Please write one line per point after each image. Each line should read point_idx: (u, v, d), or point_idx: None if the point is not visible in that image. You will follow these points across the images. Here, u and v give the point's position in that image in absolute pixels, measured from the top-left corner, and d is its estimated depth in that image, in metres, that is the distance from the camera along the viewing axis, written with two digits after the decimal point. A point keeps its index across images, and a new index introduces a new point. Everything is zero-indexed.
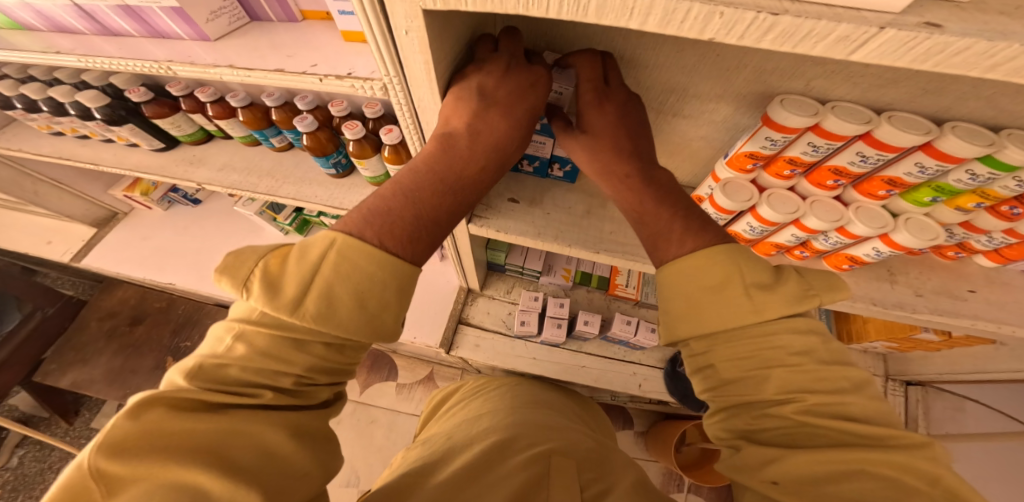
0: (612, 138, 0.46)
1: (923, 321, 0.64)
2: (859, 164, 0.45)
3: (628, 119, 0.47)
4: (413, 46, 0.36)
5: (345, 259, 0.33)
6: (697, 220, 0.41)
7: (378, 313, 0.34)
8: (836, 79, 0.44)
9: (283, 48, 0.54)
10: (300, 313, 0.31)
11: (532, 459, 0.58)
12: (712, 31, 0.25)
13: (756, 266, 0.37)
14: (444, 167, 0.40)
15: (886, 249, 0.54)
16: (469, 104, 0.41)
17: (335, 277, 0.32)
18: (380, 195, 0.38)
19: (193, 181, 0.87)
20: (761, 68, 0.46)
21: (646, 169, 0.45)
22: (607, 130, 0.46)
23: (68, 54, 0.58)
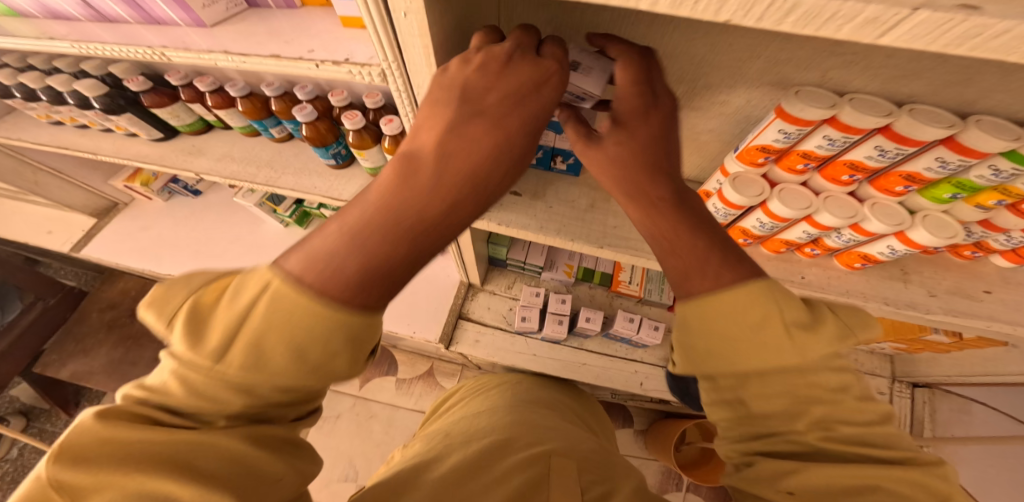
0: (629, 149, 0.37)
1: (936, 321, 0.62)
2: (876, 158, 0.43)
3: (668, 138, 0.38)
4: (412, 29, 0.35)
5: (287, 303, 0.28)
6: (733, 252, 0.34)
7: (327, 362, 0.30)
8: (854, 70, 0.42)
9: (280, 34, 0.52)
10: (228, 362, 0.28)
11: (532, 459, 0.57)
12: (729, 13, 0.23)
13: (798, 303, 0.33)
14: (403, 194, 0.31)
15: (901, 247, 0.52)
16: (448, 115, 0.33)
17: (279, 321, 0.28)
18: (326, 232, 0.30)
19: (192, 171, 0.86)
20: (776, 58, 0.44)
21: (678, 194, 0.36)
22: (637, 145, 0.37)
23: (62, 40, 0.57)
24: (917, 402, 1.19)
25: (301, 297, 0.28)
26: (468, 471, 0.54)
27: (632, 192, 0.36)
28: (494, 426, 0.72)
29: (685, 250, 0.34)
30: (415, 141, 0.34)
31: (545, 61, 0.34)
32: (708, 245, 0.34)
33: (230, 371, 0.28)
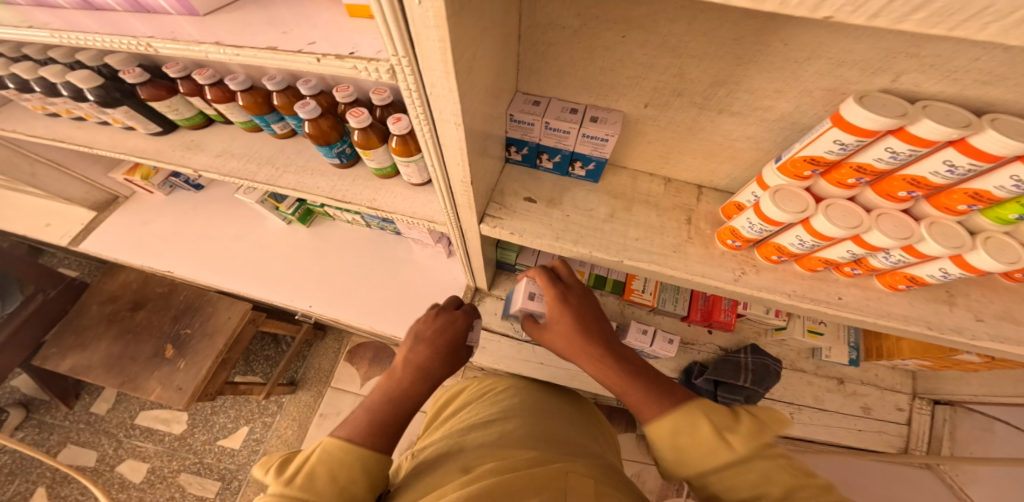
0: (565, 329, 0.63)
1: (982, 348, 0.57)
2: (943, 175, 0.39)
3: (582, 314, 0.63)
4: (427, 19, 0.30)
5: (341, 461, 0.50)
6: (664, 389, 0.54)
7: (348, 485, 0.48)
8: (931, 74, 0.38)
9: (280, 24, 0.48)
10: (313, 473, 0.48)
11: (550, 474, 0.53)
12: (833, 9, 0.22)
13: (719, 413, 0.48)
14: (392, 388, 0.62)
15: (956, 271, 0.48)
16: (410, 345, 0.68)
17: (333, 468, 0.49)
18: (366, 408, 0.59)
19: (190, 166, 0.82)
20: (838, 60, 0.40)
21: (609, 342, 0.62)
22: (567, 322, 0.62)
23: (40, 29, 0.53)
24: (937, 419, 1.11)
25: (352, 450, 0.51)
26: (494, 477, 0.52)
27: (580, 351, 0.61)
28: (506, 433, 0.69)
29: (621, 383, 0.57)
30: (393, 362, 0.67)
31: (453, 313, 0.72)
32: (634, 374, 0.57)
33: (315, 476, 0.48)
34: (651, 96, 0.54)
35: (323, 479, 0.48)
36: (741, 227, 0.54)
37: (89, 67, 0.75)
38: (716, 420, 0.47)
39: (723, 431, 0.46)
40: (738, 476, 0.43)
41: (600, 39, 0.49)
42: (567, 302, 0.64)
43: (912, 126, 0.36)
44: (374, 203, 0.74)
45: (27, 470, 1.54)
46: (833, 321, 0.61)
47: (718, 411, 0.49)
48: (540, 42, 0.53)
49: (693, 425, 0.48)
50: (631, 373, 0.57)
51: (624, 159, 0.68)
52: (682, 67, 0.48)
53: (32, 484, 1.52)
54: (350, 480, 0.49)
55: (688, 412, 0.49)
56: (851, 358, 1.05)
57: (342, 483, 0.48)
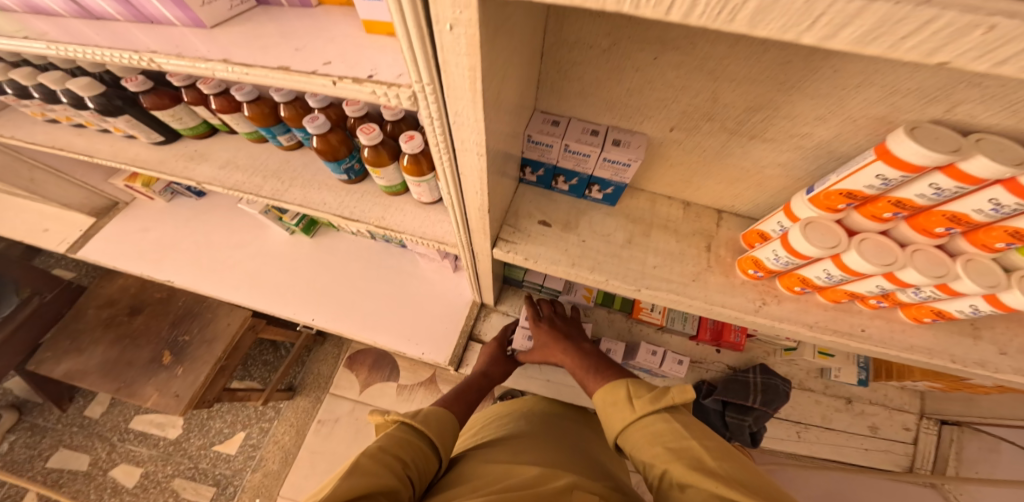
0: (540, 341, 0.90)
1: (1007, 381, 0.56)
2: (986, 213, 0.38)
3: (553, 327, 0.90)
4: (459, 46, 0.29)
5: (444, 415, 0.66)
6: (607, 375, 0.76)
7: (446, 431, 0.64)
8: (990, 105, 0.36)
9: (294, 38, 0.46)
10: (425, 417, 0.63)
11: (554, 494, 0.55)
12: (954, 53, 0.19)
13: (640, 387, 0.65)
14: (467, 382, 0.86)
15: (987, 307, 0.48)
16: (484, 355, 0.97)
17: (439, 416, 0.65)
18: (455, 391, 0.82)
19: (192, 178, 0.80)
20: (890, 88, 0.39)
21: (574, 342, 0.87)
22: (542, 337, 0.90)
23: (37, 40, 0.51)
24: (943, 439, 1.07)
25: (445, 410, 0.68)
26: (503, 494, 0.54)
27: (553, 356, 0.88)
28: (514, 447, 0.71)
29: (581, 376, 0.80)
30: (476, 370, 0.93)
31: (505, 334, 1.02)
32: (587, 368, 0.80)
33: (428, 419, 0.63)
34: (680, 119, 0.53)
35: (433, 421, 0.63)
36: (765, 258, 0.55)
37: (91, 73, 0.73)
38: (632, 391, 0.64)
39: (634, 398, 0.63)
40: (640, 428, 0.59)
41: (631, 60, 0.47)
42: (538, 325, 0.91)
43: (964, 163, 0.35)
44: (383, 221, 0.72)
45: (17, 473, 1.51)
46: (856, 352, 0.60)
47: (638, 383, 0.66)
48: (567, 60, 0.51)
49: (614, 393, 0.67)
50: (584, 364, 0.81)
51: (644, 181, 0.67)
52: (716, 91, 0.47)
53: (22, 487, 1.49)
54: (447, 428, 0.65)
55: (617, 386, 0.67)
56: (860, 378, 1.03)
57: (442, 428, 0.64)
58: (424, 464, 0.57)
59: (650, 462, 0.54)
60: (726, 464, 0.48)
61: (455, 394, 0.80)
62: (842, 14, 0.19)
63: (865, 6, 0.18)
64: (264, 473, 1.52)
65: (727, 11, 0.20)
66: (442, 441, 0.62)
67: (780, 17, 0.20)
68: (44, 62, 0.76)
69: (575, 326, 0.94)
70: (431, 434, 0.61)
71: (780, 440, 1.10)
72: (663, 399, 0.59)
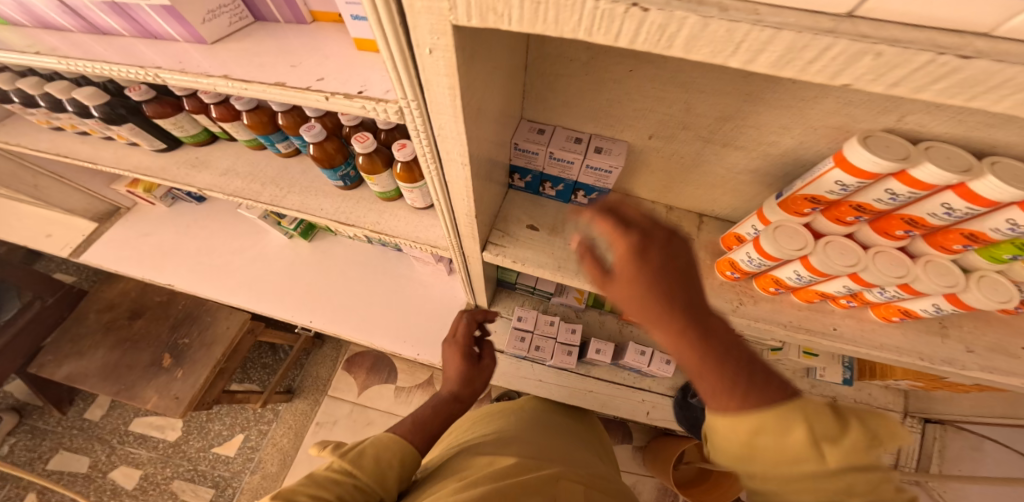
0: (638, 283, 0.35)
1: (973, 377, 0.58)
2: (940, 216, 0.41)
3: (670, 262, 0.35)
4: (438, 67, 0.31)
5: (387, 448, 0.60)
6: (761, 378, 0.33)
7: (386, 468, 0.58)
8: (937, 115, 0.39)
9: (290, 54, 0.49)
10: (358, 454, 0.58)
11: (540, 481, 0.58)
12: (853, 75, 0.21)
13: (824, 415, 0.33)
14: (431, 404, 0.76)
15: (948, 306, 0.51)
16: (450, 352, 0.85)
17: (378, 451, 0.59)
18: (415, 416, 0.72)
19: (194, 185, 0.83)
20: (844, 100, 0.42)
21: (701, 317, 0.34)
22: (638, 277, 0.35)
23: (48, 55, 0.54)
24: (927, 436, 1.08)
25: (388, 441, 0.62)
26: (492, 481, 0.57)
27: (650, 319, 0.35)
28: (502, 441, 0.75)
29: (698, 371, 0.34)
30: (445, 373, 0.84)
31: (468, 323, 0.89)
32: (719, 358, 0.33)
33: (362, 456, 0.58)
34: (656, 128, 0.56)
35: (368, 456, 0.58)
36: (740, 260, 0.57)
37: (95, 83, 0.76)
38: (820, 433, 0.32)
39: (823, 443, 0.32)
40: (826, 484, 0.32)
41: (609, 72, 0.50)
42: (636, 251, 0.35)
43: (913, 170, 0.38)
44: (377, 226, 0.75)
45: (17, 476, 1.52)
46: (830, 350, 0.63)
47: (821, 416, 0.33)
48: (549, 72, 0.54)
49: (779, 426, 0.33)
50: (721, 358, 0.33)
51: (627, 187, 0.70)
52: (688, 101, 0.50)
53: (22, 490, 1.50)
54: (389, 464, 0.59)
55: (785, 416, 0.32)
56: (844, 378, 1.06)
57: (381, 466, 0.58)
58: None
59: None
60: None
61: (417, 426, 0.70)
62: (757, 42, 0.21)
63: (774, 33, 0.20)
64: (262, 475, 1.54)
65: (663, 38, 0.23)
66: (377, 479, 0.56)
67: (707, 44, 0.22)
68: (50, 72, 0.79)
69: (693, 266, 0.36)
70: (365, 474, 0.56)
71: None
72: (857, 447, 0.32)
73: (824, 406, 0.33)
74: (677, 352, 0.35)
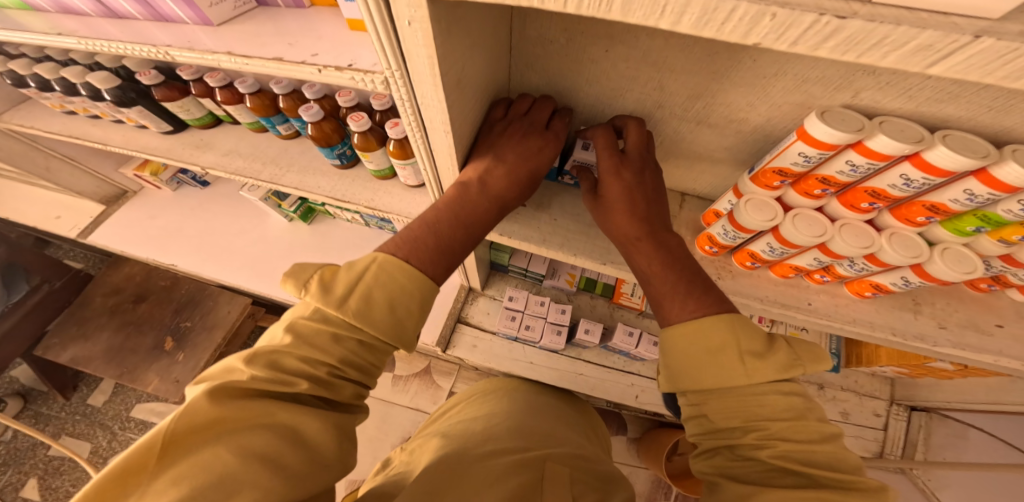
0: (620, 199, 0.52)
1: (943, 353, 0.60)
2: (900, 187, 0.43)
3: (643, 186, 0.53)
4: (416, 38, 0.34)
5: (398, 284, 0.42)
6: (700, 286, 0.46)
7: (404, 318, 0.43)
8: (889, 91, 0.41)
9: (287, 34, 0.52)
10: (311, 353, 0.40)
11: (530, 461, 0.61)
12: (760, 36, 0.23)
13: (752, 333, 0.40)
14: (460, 210, 0.51)
15: (915, 279, 0.53)
16: (485, 160, 0.53)
17: (394, 295, 0.42)
18: (435, 205, 0.51)
19: (198, 164, 0.86)
20: (802, 77, 0.44)
21: (658, 234, 0.51)
22: (621, 195, 0.52)
23: (69, 36, 0.58)
24: (912, 425, 1.14)
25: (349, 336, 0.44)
26: (479, 462, 0.60)
27: (623, 221, 0.52)
28: (490, 422, 0.77)
29: (652, 270, 0.49)
30: (465, 178, 0.53)
31: (547, 136, 0.55)
32: (668, 261, 0.48)
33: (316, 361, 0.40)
34: (633, 107, 0.58)
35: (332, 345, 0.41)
36: (717, 234, 0.60)
37: (108, 68, 0.79)
38: (742, 339, 0.40)
39: (747, 355, 0.39)
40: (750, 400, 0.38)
41: (585, 53, 0.53)
42: (619, 176, 0.52)
43: (869, 141, 0.40)
44: (372, 203, 0.78)
45: (20, 461, 1.54)
46: (806, 325, 0.65)
47: (751, 330, 0.40)
48: (530, 53, 0.56)
49: (707, 332, 0.41)
50: (669, 260, 0.48)
51: None
52: (661, 81, 0.52)
53: (23, 475, 1.52)
54: (408, 314, 0.43)
55: (713, 319, 0.42)
56: (831, 364, 1.08)
57: (399, 316, 0.42)
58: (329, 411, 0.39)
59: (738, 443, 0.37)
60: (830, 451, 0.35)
61: (436, 247, 0.47)
62: (677, 4, 0.23)
63: None
64: None
65: (602, 4, 0.25)
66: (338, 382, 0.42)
67: (639, 8, 0.24)
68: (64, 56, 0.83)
69: (662, 208, 0.54)
70: (377, 326, 0.41)
71: None
72: (786, 364, 0.38)
73: (759, 328, 0.41)
74: (633, 251, 0.51)
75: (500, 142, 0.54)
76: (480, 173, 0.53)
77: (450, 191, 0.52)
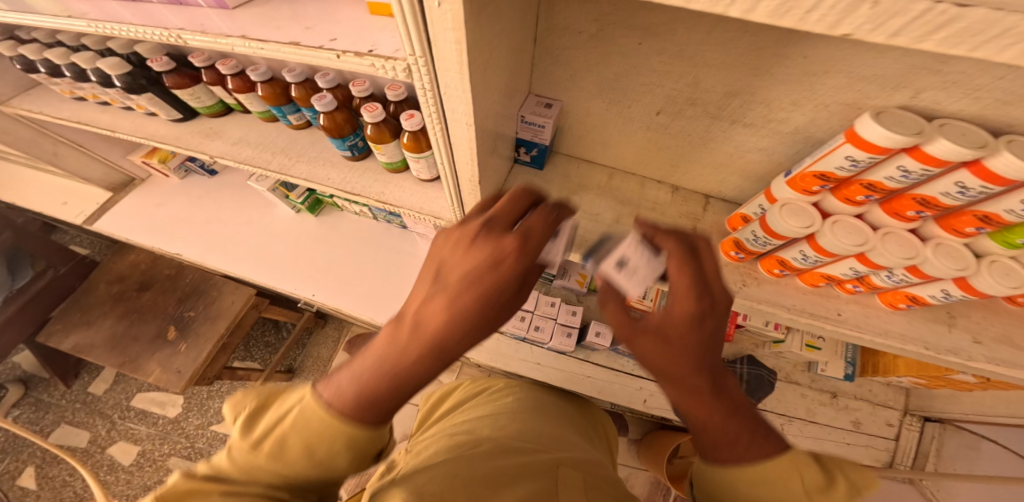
0: (684, 334, 0.39)
1: (978, 369, 0.57)
2: (953, 196, 0.40)
3: (710, 324, 0.39)
4: (446, 21, 0.31)
5: (316, 432, 0.38)
6: (761, 427, 0.39)
7: (327, 459, 0.38)
8: (952, 91, 0.38)
9: (303, 18, 0.49)
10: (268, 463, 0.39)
11: (541, 466, 0.59)
12: (852, 26, 0.20)
13: (810, 465, 0.37)
14: (390, 358, 0.38)
15: (957, 292, 0.49)
16: (425, 287, 0.41)
17: (310, 442, 0.38)
18: (381, 346, 0.39)
19: (206, 153, 0.83)
20: (856, 75, 0.41)
21: (717, 375, 0.39)
22: (683, 333, 0.39)
23: (79, 19, 0.55)
24: (925, 435, 1.10)
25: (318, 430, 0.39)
26: (490, 463, 0.58)
27: (687, 369, 0.38)
28: (498, 424, 0.75)
29: (712, 422, 0.38)
30: (402, 309, 0.41)
31: (502, 241, 0.39)
32: (729, 411, 0.38)
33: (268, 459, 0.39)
34: (663, 104, 0.55)
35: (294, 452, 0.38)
36: (746, 239, 0.57)
37: (119, 54, 0.77)
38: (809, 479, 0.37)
39: (812, 494, 0.36)
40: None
41: (616, 45, 0.50)
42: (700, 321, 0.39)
43: (927, 145, 0.37)
44: (383, 197, 0.75)
45: (18, 449, 1.54)
46: (831, 336, 0.62)
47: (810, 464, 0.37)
48: (556, 45, 0.53)
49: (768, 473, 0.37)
50: (730, 408, 0.39)
51: (634, 165, 0.70)
52: (696, 77, 0.49)
53: (22, 463, 1.52)
54: (330, 453, 0.38)
55: (777, 464, 0.37)
56: (846, 373, 1.06)
57: (318, 459, 0.38)
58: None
59: None
60: None
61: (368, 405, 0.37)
62: None
63: None
64: None
65: None
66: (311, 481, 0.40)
67: None
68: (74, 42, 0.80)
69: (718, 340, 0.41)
70: (296, 468, 0.38)
71: None
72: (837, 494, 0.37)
73: (812, 460, 0.37)
74: (688, 400, 0.39)
75: (444, 261, 0.41)
76: (417, 307, 0.40)
77: (386, 327, 0.40)
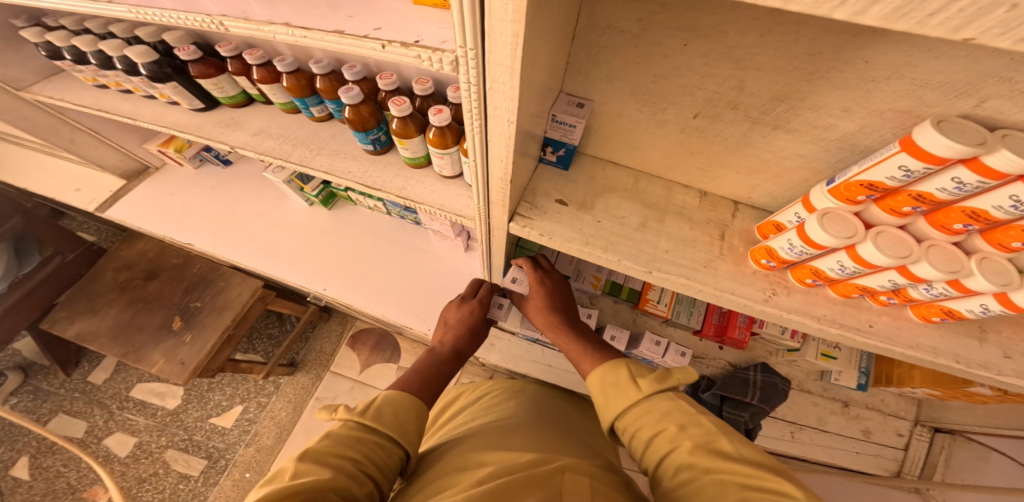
0: (545, 299, 0.81)
1: (1006, 385, 0.56)
2: (1005, 210, 0.39)
3: (559, 290, 0.83)
4: (506, 12, 0.30)
5: (400, 404, 0.60)
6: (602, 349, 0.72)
7: (406, 423, 0.58)
8: (1019, 102, 0.36)
9: (343, 7, 0.47)
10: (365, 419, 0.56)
11: (544, 476, 0.56)
12: (977, 30, 0.20)
13: (640, 366, 0.64)
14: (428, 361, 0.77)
15: (997, 308, 0.48)
16: (443, 328, 0.86)
17: (397, 409, 0.59)
18: (421, 357, 0.79)
19: (227, 143, 0.82)
20: (919, 82, 0.39)
21: (576, 325, 0.79)
22: (543, 297, 0.81)
23: (119, 4, 0.53)
24: (934, 446, 1.10)
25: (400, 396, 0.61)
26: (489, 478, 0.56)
27: (551, 321, 0.80)
28: (501, 431, 0.73)
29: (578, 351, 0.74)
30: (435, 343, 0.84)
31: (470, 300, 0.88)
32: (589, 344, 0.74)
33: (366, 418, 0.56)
34: (703, 107, 0.54)
35: (388, 414, 0.57)
36: (779, 248, 0.56)
37: (146, 42, 0.76)
38: (634, 371, 0.63)
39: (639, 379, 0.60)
40: (645, 415, 0.57)
41: (661, 46, 0.48)
42: (545, 284, 0.82)
43: (987, 157, 0.36)
44: (403, 192, 0.74)
45: (13, 439, 1.54)
46: (859, 348, 0.61)
47: (639, 365, 0.64)
48: (597, 43, 0.52)
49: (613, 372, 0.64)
50: (584, 340, 0.75)
51: (663, 169, 0.69)
52: (743, 80, 0.48)
53: (16, 453, 1.52)
54: (408, 420, 0.58)
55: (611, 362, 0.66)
56: (859, 382, 1.05)
57: (402, 420, 0.58)
58: (379, 461, 0.52)
59: (654, 446, 0.53)
60: (742, 448, 0.48)
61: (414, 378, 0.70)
62: None
63: None
64: (256, 448, 1.55)
65: None
66: (403, 433, 0.57)
67: None
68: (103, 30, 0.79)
69: (572, 307, 0.83)
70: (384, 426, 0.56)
71: (773, 439, 1.13)
72: (669, 380, 0.59)
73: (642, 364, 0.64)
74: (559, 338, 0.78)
75: (447, 315, 0.87)
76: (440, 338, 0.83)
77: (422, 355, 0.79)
